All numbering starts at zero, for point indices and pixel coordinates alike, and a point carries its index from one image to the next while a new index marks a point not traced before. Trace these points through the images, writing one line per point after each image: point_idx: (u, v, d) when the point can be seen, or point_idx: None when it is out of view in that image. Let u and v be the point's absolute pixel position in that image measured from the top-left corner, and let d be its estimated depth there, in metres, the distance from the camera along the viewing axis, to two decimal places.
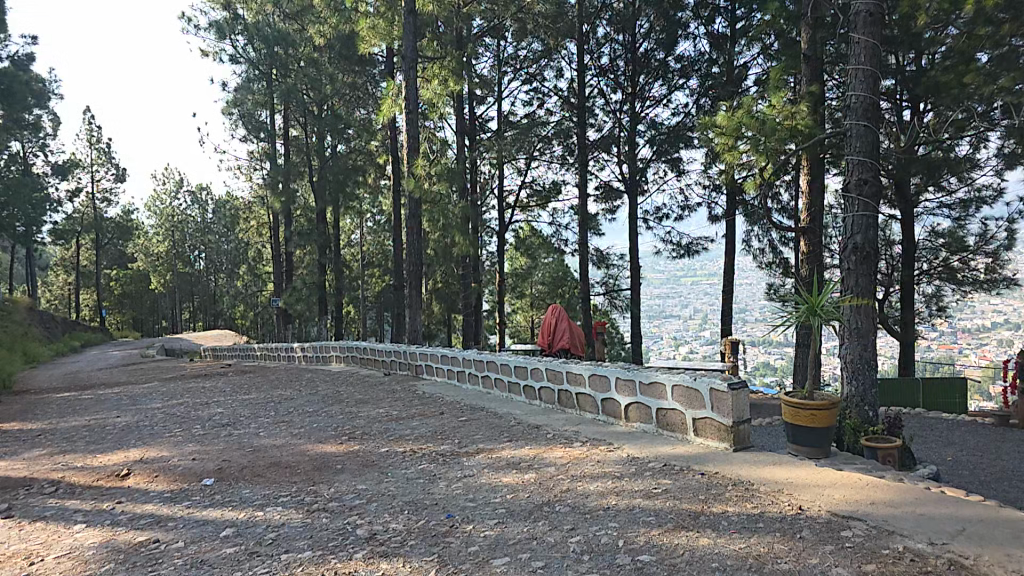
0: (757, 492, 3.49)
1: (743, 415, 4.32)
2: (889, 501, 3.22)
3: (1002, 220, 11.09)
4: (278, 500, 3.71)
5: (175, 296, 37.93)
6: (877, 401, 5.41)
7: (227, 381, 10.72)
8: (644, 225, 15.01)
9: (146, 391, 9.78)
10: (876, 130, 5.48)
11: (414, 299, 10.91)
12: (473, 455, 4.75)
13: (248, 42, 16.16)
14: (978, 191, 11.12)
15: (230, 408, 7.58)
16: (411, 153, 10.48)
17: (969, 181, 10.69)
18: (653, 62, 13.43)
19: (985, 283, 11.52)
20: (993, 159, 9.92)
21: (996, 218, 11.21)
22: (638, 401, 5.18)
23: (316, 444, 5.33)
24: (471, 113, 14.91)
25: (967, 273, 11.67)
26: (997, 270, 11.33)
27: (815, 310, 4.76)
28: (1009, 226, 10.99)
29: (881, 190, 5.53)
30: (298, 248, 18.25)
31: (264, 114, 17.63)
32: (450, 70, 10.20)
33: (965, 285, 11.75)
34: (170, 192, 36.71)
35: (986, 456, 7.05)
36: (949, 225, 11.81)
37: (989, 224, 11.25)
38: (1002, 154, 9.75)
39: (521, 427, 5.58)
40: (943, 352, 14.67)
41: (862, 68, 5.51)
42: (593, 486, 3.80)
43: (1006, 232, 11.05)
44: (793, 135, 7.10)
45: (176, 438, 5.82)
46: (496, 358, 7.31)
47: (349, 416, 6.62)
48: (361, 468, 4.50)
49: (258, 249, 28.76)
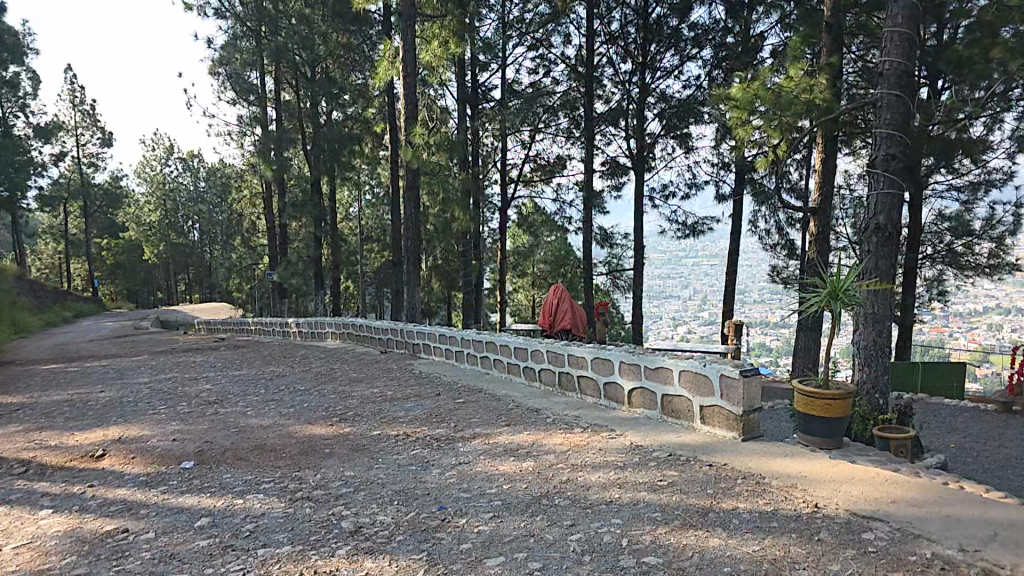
0: (770, 487, 3.27)
1: (753, 403, 4.12)
2: (913, 500, 3.01)
3: (1009, 204, 11.16)
4: (260, 488, 3.50)
5: (168, 266, 37.44)
6: (888, 388, 5.21)
7: (217, 355, 10.49)
8: (651, 204, 14.55)
9: (133, 365, 9.57)
10: (908, 101, 5.21)
11: (413, 275, 10.67)
12: (468, 440, 4.53)
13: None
14: (987, 173, 11.08)
15: (218, 385, 7.35)
16: (410, 120, 10.13)
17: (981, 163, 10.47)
18: (665, 29, 13.02)
19: (987, 269, 11.44)
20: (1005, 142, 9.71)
21: (1003, 202, 11.21)
22: (643, 386, 4.96)
23: (304, 425, 5.12)
24: (473, 81, 14.44)
25: (969, 258, 11.58)
26: (1001, 255, 11.25)
27: (837, 295, 4.51)
28: (1016, 211, 11.08)
29: (908, 166, 5.31)
30: (293, 219, 17.90)
31: (253, 75, 17.13)
32: (451, 30, 9.89)
33: (967, 270, 11.67)
34: (160, 157, 36.04)
35: (989, 442, 6.87)
36: (954, 209, 11.65)
37: (996, 208, 11.21)
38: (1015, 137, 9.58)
39: (519, 411, 5.38)
40: (935, 336, 14.58)
41: (897, 31, 5.18)
42: (595, 477, 3.58)
43: (1013, 215, 11.08)
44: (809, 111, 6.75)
45: (158, 416, 5.60)
46: (496, 338, 7.07)
47: (341, 396, 6.40)
48: (349, 452, 4.28)
49: (252, 220, 28.28)
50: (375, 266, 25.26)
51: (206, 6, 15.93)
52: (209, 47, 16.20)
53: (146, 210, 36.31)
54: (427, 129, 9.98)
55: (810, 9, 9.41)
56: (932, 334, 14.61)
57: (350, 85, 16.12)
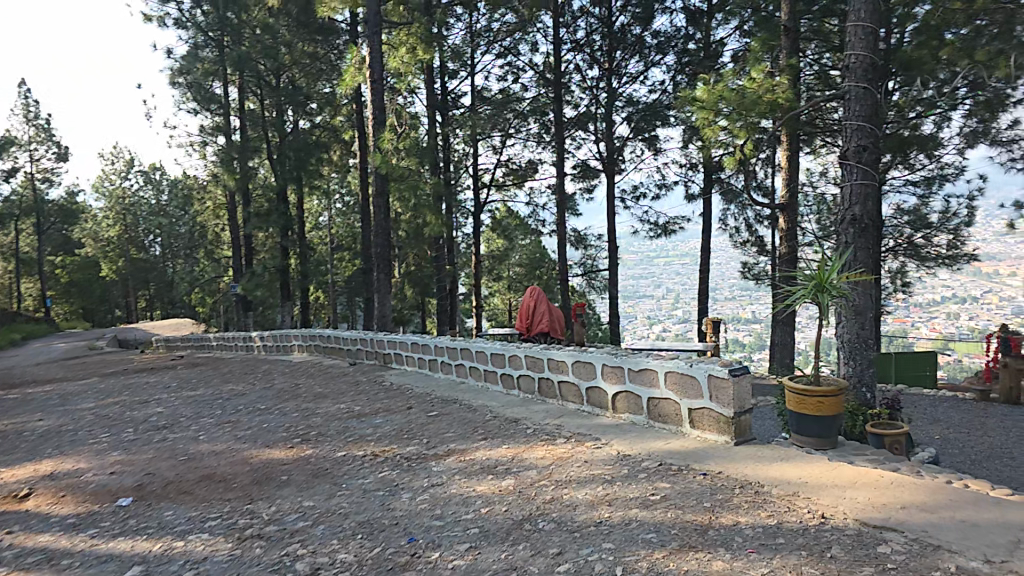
0: (770, 497, 3.03)
1: (745, 404, 3.88)
2: (925, 505, 2.77)
3: (963, 198, 11.30)
4: (205, 526, 3.21)
5: (127, 282, 36.07)
6: (875, 380, 5.03)
7: (175, 375, 9.91)
8: (621, 205, 14.60)
9: (81, 389, 8.97)
10: (876, 92, 5.03)
11: (383, 283, 10.31)
12: (442, 458, 4.20)
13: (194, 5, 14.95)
14: (941, 168, 11.31)
15: (171, 407, 6.90)
16: (377, 126, 9.75)
17: (936, 159, 10.77)
18: (629, 38, 13.01)
19: (946, 258, 11.52)
20: (955, 138, 9.97)
21: (957, 196, 11.38)
22: (628, 390, 4.69)
23: (262, 449, 4.75)
24: (443, 88, 14.19)
25: (929, 250, 11.65)
26: (958, 246, 11.38)
27: (823, 286, 4.27)
28: (970, 204, 11.22)
29: (879, 157, 5.13)
30: (258, 230, 17.30)
31: (215, 85, 16.31)
32: (419, 36, 9.43)
33: (929, 262, 11.72)
34: (120, 171, 34.72)
35: (974, 432, 6.77)
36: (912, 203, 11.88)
37: (951, 202, 11.40)
38: (964, 133, 9.83)
39: (496, 422, 5.06)
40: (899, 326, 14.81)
41: (861, 24, 5.03)
42: (581, 495, 3.30)
43: (967, 209, 11.24)
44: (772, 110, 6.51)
45: (99, 449, 5.13)
46: (471, 344, 6.75)
47: (304, 414, 6.01)
48: (309, 479, 3.94)
49: (215, 233, 27.34)
50: (345, 275, 24.60)
51: (166, 17, 15.32)
52: (169, 57, 15.53)
53: (103, 226, 34.83)
54: (396, 135, 9.68)
55: (767, 15, 9.41)
56: (896, 325, 14.79)
57: (316, 94, 15.62)
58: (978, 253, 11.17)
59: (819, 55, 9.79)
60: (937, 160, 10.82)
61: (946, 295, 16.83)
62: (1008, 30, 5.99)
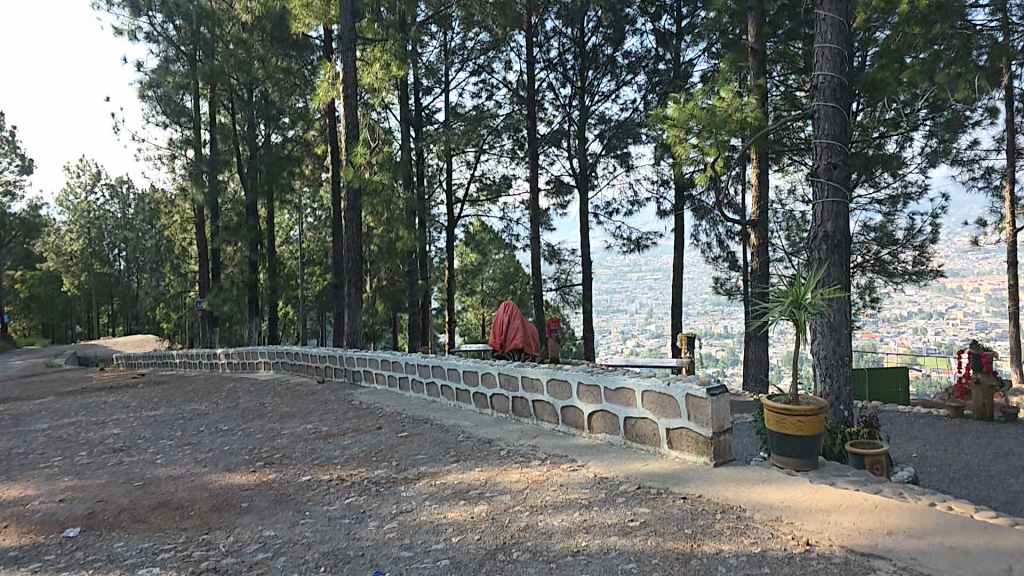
0: (753, 523, 2.92)
1: (724, 424, 3.78)
2: (910, 531, 2.68)
3: (926, 215, 11.53)
4: (157, 559, 2.98)
5: (91, 298, 34.95)
6: (853, 398, 4.96)
7: (136, 393, 9.51)
8: (595, 221, 14.64)
9: (35, 409, 8.52)
10: (844, 112, 5.03)
11: (353, 299, 10.09)
12: (412, 482, 4.01)
13: (167, 18, 14.62)
14: (904, 186, 11.59)
15: (129, 429, 6.55)
16: (351, 142, 9.62)
17: (900, 177, 10.99)
18: (602, 57, 13.16)
19: (913, 275, 11.74)
20: (917, 158, 10.13)
21: (922, 214, 11.61)
22: (604, 409, 4.57)
23: (223, 474, 4.49)
24: (417, 103, 14.11)
25: (896, 266, 11.78)
26: (924, 262, 11.63)
27: (800, 304, 4.22)
28: (933, 222, 11.43)
29: (850, 174, 5.12)
30: (227, 244, 16.90)
31: (185, 98, 15.97)
32: (393, 52, 9.39)
33: (896, 278, 11.86)
34: (85, 184, 33.77)
35: (950, 451, 6.80)
36: (878, 220, 12.08)
37: (916, 219, 11.60)
38: (925, 152, 9.99)
39: (469, 443, 4.88)
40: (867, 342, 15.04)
41: (827, 46, 5.06)
42: (558, 521, 3.14)
43: (931, 227, 11.45)
44: (741, 130, 6.61)
45: (49, 474, 4.82)
46: (443, 362, 6.58)
47: (269, 435, 5.75)
48: (272, 506, 3.72)
49: (183, 248, 26.68)
50: (316, 291, 24.19)
51: (137, 30, 14.99)
52: (138, 70, 15.22)
53: (67, 239, 33.80)
54: (370, 149, 9.53)
55: (733, 38, 9.60)
56: (865, 340, 14.99)
57: (289, 108, 15.13)
58: (943, 269, 11.51)
59: (785, 77, 9.95)
60: (901, 179, 11.02)
61: (912, 311, 17.19)
62: (965, 54, 6.05)
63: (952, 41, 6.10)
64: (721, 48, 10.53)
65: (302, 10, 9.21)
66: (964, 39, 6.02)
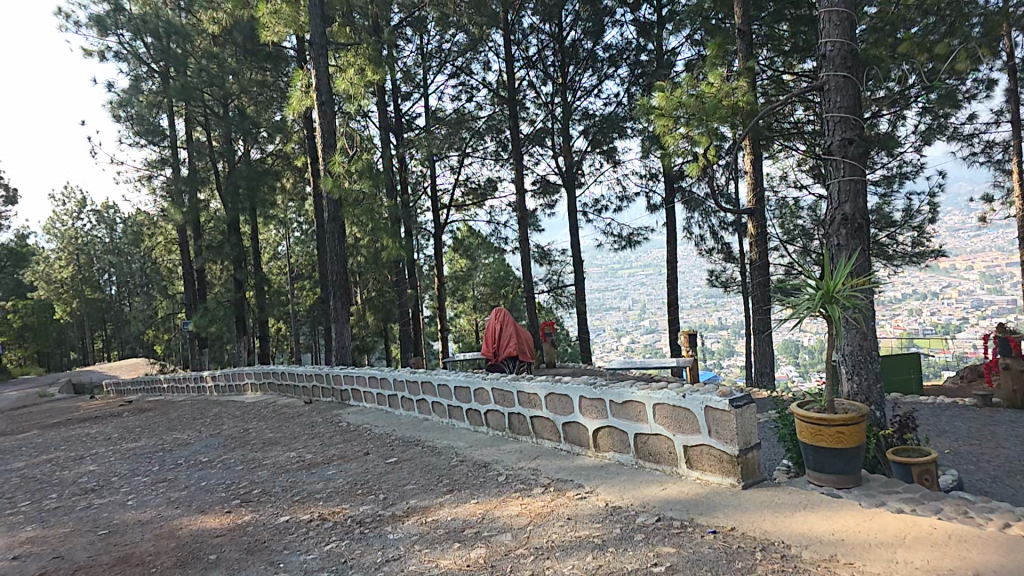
0: (803, 564, 2.43)
1: (750, 440, 3.30)
2: (1002, 571, 2.20)
3: (923, 195, 11.14)
4: None
5: (84, 324, 34.39)
6: (884, 398, 4.42)
7: (119, 424, 9.02)
8: (583, 219, 14.24)
9: (12, 445, 8.05)
10: (856, 82, 4.55)
11: (341, 312, 9.64)
12: (402, 521, 3.53)
13: (136, 36, 14.00)
14: (900, 166, 11.32)
15: (105, 465, 6.07)
16: (328, 150, 9.22)
17: (896, 159, 10.75)
18: (582, 52, 12.71)
19: (914, 256, 11.34)
20: (914, 136, 9.78)
21: (918, 193, 11.24)
22: (611, 426, 4.09)
23: (194, 518, 4.01)
24: (397, 109, 13.70)
25: (895, 249, 11.38)
26: (924, 243, 11.26)
27: (832, 297, 3.68)
28: (931, 201, 11.01)
29: (866, 152, 4.62)
30: (210, 262, 16.48)
31: (161, 117, 15.53)
32: (367, 57, 9.03)
33: (896, 261, 11.42)
34: (70, 211, 33.26)
35: (985, 444, 6.28)
36: (874, 203, 11.73)
37: (913, 198, 11.25)
38: (922, 130, 9.59)
39: (464, 468, 4.41)
40: None
41: (835, 10, 4.57)
42: (570, 567, 2.66)
43: (929, 206, 11.04)
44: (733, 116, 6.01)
45: (10, 523, 4.35)
46: (433, 378, 6.13)
47: (251, 466, 5.28)
48: (243, 557, 3.23)
49: (170, 268, 26.22)
50: (308, 305, 23.79)
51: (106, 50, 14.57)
52: (109, 91, 14.68)
53: (56, 266, 33.01)
54: (349, 157, 9.00)
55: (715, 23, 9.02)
56: None
57: (267, 121, 14.97)
58: (943, 248, 11.21)
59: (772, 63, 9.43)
60: (898, 160, 10.78)
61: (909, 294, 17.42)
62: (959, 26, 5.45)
63: (943, 12, 5.60)
64: (703, 37, 10.27)
65: (271, 19, 8.60)
66: (955, 9, 5.50)
